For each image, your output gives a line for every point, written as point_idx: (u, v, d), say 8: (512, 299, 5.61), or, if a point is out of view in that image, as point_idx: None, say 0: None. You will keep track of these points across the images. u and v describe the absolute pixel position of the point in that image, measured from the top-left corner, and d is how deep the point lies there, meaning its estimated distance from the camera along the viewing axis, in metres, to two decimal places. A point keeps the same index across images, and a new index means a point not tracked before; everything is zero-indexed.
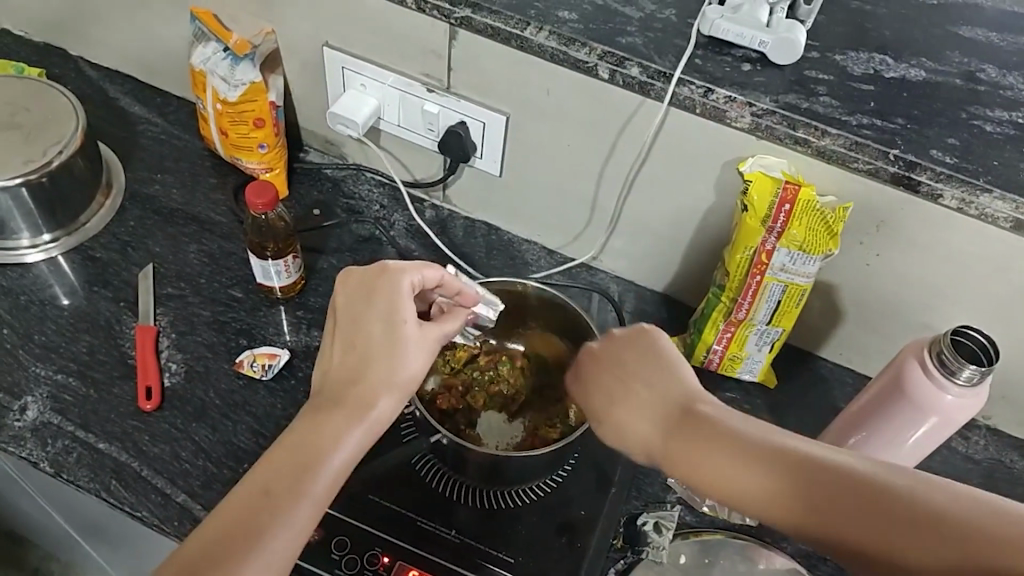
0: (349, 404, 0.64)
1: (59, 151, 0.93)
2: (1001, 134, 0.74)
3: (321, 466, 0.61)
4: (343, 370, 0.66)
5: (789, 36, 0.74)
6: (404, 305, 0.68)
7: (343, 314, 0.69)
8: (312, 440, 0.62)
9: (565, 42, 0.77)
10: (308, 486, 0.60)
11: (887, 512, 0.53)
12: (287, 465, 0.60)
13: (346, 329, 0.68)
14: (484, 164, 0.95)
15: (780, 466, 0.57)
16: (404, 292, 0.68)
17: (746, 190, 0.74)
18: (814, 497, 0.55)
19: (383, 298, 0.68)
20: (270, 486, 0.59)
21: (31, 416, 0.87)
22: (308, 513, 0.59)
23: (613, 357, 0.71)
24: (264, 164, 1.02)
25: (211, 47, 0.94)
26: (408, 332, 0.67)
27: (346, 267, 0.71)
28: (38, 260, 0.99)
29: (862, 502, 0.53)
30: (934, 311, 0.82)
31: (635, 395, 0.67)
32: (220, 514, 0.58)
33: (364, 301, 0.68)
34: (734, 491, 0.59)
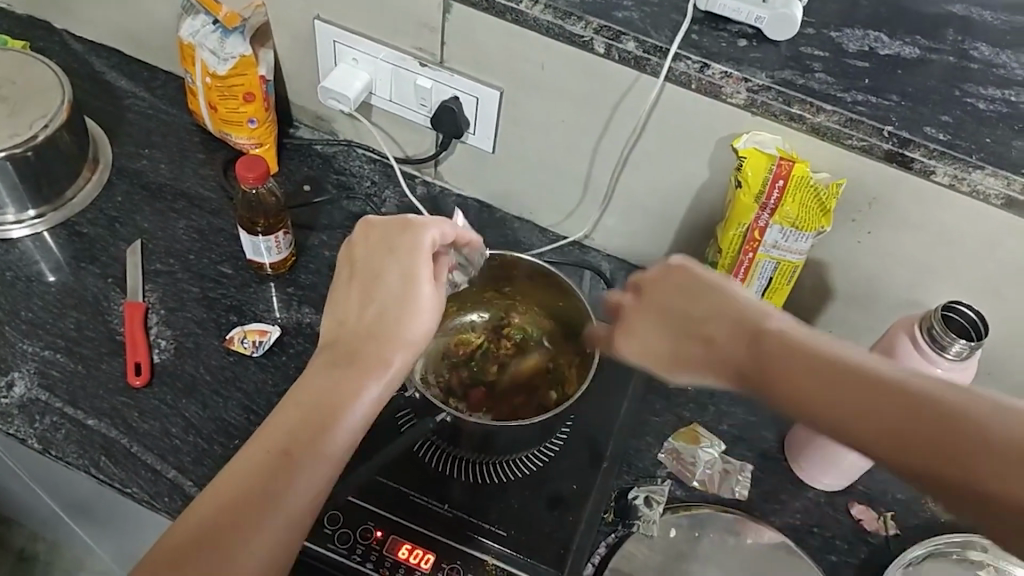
0: (366, 359, 0.64)
1: (45, 124, 0.92)
2: (993, 111, 0.74)
3: (337, 427, 0.60)
4: (359, 324, 0.66)
5: (785, 12, 0.74)
6: (422, 262, 0.68)
7: (361, 269, 0.68)
8: (329, 397, 0.61)
9: (560, 15, 0.77)
10: (324, 444, 0.59)
11: (913, 422, 0.49)
12: (302, 423, 0.60)
13: (363, 283, 0.67)
14: (477, 140, 0.95)
15: (903, 406, 0.50)
16: (421, 248, 0.68)
17: (740, 165, 0.74)
18: (914, 429, 0.49)
19: (404, 254, 0.68)
20: (287, 442, 0.59)
21: (19, 392, 0.86)
22: (324, 473, 0.59)
23: (664, 288, 0.65)
24: (254, 139, 1.01)
25: (200, 19, 0.93)
26: (425, 289, 0.67)
27: (365, 218, 0.70)
28: (24, 235, 0.98)
29: (994, 458, 0.46)
30: (923, 289, 0.83)
31: (708, 318, 0.61)
32: (229, 476, 0.58)
33: (385, 255, 0.68)
34: (841, 428, 0.52)
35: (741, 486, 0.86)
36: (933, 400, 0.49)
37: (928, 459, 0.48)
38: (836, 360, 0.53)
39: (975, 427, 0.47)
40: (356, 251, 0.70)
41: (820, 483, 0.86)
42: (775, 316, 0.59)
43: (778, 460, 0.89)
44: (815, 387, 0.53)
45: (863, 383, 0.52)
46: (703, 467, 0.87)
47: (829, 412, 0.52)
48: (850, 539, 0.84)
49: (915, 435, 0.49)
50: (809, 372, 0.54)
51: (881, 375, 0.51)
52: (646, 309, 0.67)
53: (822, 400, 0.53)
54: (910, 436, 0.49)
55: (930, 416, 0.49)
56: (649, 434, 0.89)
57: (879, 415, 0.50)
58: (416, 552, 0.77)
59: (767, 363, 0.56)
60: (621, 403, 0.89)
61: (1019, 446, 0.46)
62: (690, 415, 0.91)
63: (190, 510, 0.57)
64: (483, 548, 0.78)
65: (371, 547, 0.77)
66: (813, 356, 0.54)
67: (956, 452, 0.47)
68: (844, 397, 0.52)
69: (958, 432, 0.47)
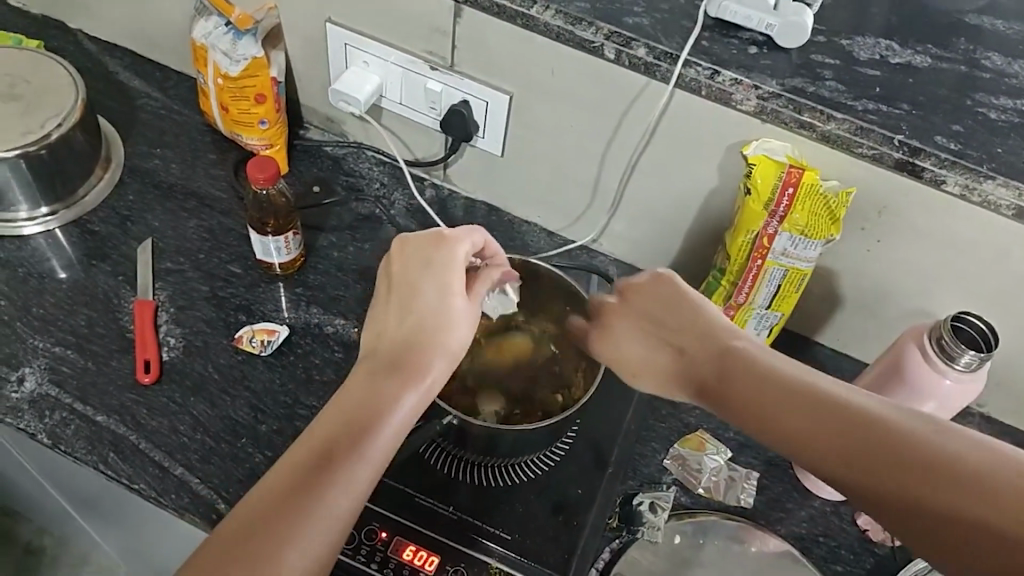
0: (406, 368, 0.64)
1: (59, 123, 0.93)
2: (1005, 121, 0.74)
3: (378, 432, 0.60)
4: (397, 335, 0.67)
5: (796, 20, 0.74)
6: (456, 275, 0.69)
7: (398, 282, 0.70)
8: (369, 403, 0.61)
9: (571, 21, 0.77)
10: (367, 447, 0.59)
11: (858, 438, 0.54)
12: (345, 424, 0.60)
13: (401, 294, 0.69)
14: (486, 144, 0.95)
15: (833, 418, 0.55)
16: (456, 261, 0.70)
17: (750, 173, 0.74)
18: (858, 444, 0.53)
19: (439, 267, 0.69)
20: (329, 438, 0.59)
21: (29, 388, 0.87)
22: (366, 477, 0.58)
23: (643, 299, 0.72)
24: (265, 140, 1.02)
25: (213, 20, 0.93)
26: (459, 302, 0.68)
27: (400, 235, 0.72)
28: (37, 232, 0.99)
29: (911, 470, 0.51)
30: (932, 298, 0.83)
31: (683, 335, 0.68)
32: (270, 482, 0.57)
33: (420, 268, 0.69)
34: (785, 440, 0.57)
35: (747, 494, 0.85)
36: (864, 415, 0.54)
37: (851, 469, 0.53)
38: (785, 377, 0.59)
39: (896, 439, 0.52)
40: (390, 268, 0.71)
41: (825, 492, 0.86)
42: (738, 337, 0.65)
43: (785, 468, 0.88)
44: (764, 400, 0.59)
45: (806, 397, 0.57)
46: (708, 474, 0.86)
47: (784, 428, 0.57)
48: (855, 549, 0.84)
49: (858, 455, 0.53)
50: (762, 388, 0.60)
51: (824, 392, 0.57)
52: (626, 323, 0.73)
53: (769, 411, 0.59)
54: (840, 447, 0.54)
55: (857, 427, 0.54)
56: (654, 440, 0.89)
57: (823, 429, 0.55)
58: (420, 554, 0.77)
59: (727, 377, 0.63)
60: (628, 409, 0.89)
61: (950, 468, 0.50)
62: (696, 422, 0.90)
63: (230, 518, 0.55)
64: (488, 551, 0.78)
65: (376, 548, 0.77)
66: (766, 374, 0.61)
67: (876, 462, 0.52)
68: (790, 412, 0.57)
69: (884, 441, 0.52)
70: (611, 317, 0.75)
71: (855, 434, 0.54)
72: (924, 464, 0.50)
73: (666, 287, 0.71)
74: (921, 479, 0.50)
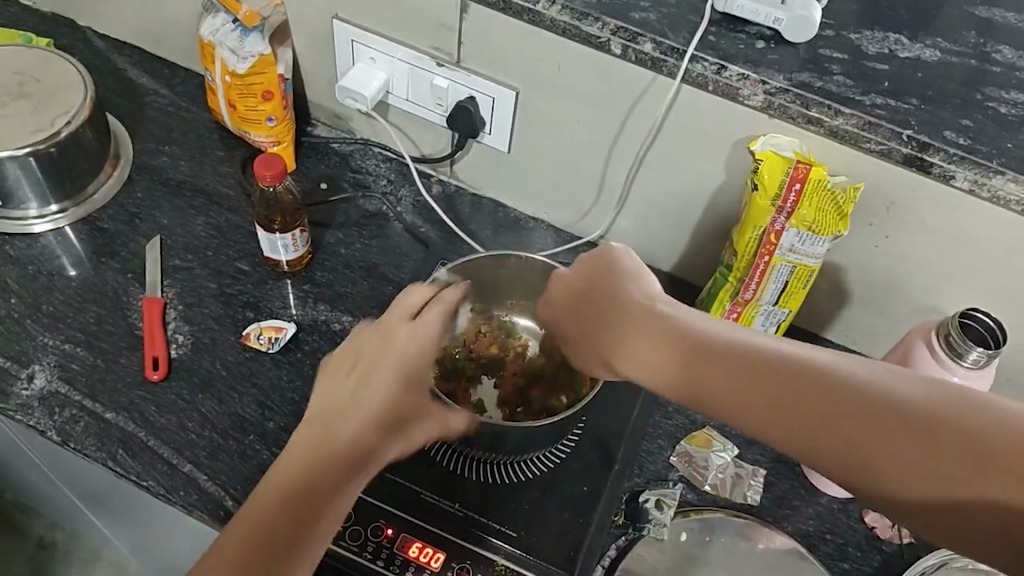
0: (352, 442, 0.71)
1: (68, 121, 0.93)
2: (1015, 115, 0.73)
3: (322, 508, 0.68)
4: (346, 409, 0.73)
5: (805, 13, 0.73)
6: (408, 357, 0.77)
7: (357, 362, 0.77)
8: (314, 479, 0.69)
9: (577, 16, 0.77)
10: (311, 525, 0.67)
11: (827, 403, 0.56)
12: (291, 497, 0.68)
13: (366, 370, 0.76)
14: (493, 140, 0.95)
15: (815, 387, 0.57)
16: (424, 337, 0.79)
17: (757, 168, 0.74)
18: (828, 407, 0.56)
19: (391, 349, 0.77)
20: (288, 502, 0.67)
21: (39, 385, 0.87)
22: (312, 547, 0.67)
23: (606, 281, 0.73)
24: (272, 137, 1.02)
25: (220, 18, 0.94)
26: (405, 384, 0.75)
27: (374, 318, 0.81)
28: (46, 230, 1.00)
29: (892, 429, 0.53)
30: (942, 295, 0.82)
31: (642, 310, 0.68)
32: (226, 550, 0.66)
33: (377, 350, 0.77)
34: (763, 410, 0.58)
35: (753, 491, 0.85)
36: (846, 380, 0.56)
37: (835, 435, 0.55)
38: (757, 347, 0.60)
39: (879, 401, 0.54)
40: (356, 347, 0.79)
41: (833, 489, 0.85)
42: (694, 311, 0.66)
43: (792, 465, 0.88)
44: (738, 372, 0.60)
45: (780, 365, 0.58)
46: (715, 471, 0.86)
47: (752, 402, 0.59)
48: (863, 546, 0.83)
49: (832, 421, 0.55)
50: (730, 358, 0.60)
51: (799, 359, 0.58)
52: (582, 305, 0.74)
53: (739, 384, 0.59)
54: (825, 417, 0.56)
55: (837, 392, 0.56)
56: (661, 437, 0.88)
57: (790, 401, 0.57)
58: (425, 551, 0.77)
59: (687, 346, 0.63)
60: (634, 405, 0.89)
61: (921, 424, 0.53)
62: (702, 418, 0.90)
63: None
64: (495, 549, 0.78)
65: (382, 545, 0.77)
66: (724, 344, 0.61)
67: (862, 428, 0.54)
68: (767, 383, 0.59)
69: (865, 404, 0.54)
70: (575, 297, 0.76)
71: (824, 400, 0.56)
72: (900, 415, 0.53)
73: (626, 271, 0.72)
74: (893, 433, 0.53)
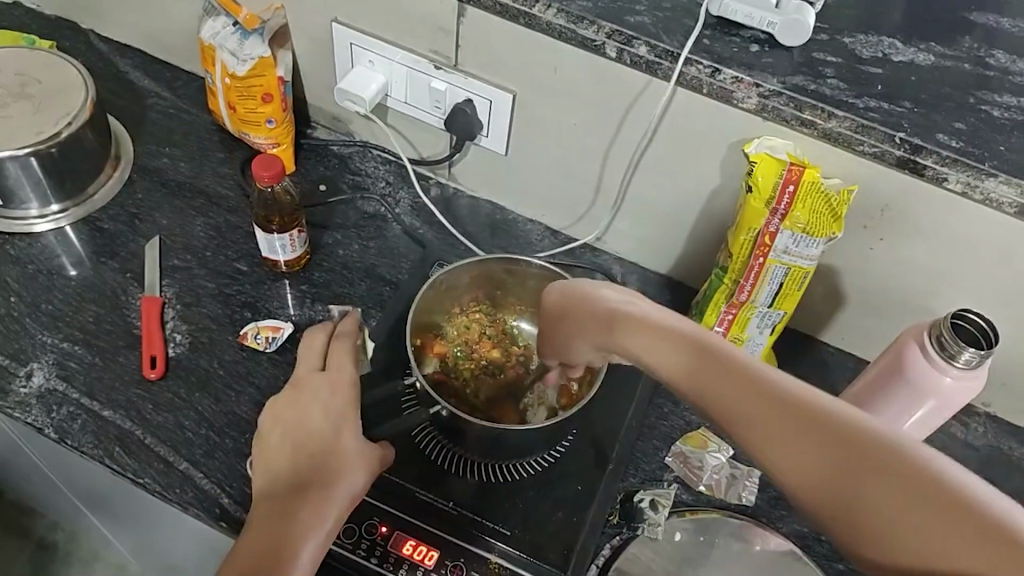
0: (309, 485, 0.71)
1: (69, 122, 0.94)
2: (1008, 119, 0.73)
3: (295, 551, 0.67)
4: (292, 462, 0.72)
5: (798, 18, 0.74)
6: (328, 398, 0.75)
7: (288, 417, 0.75)
8: (279, 533, 0.68)
9: (573, 20, 0.77)
10: (288, 567, 0.66)
11: (814, 439, 0.48)
12: (263, 550, 0.67)
13: (291, 428, 0.75)
14: (490, 142, 0.95)
15: (828, 444, 0.48)
16: (345, 374, 0.77)
17: (751, 171, 0.74)
18: (812, 448, 0.48)
19: (316, 394, 0.76)
20: (256, 556, 0.67)
21: (37, 383, 0.88)
22: None
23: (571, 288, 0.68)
24: (271, 139, 1.02)
25: (221, 20, 0.95)
26: (338, 422, 0.74)
27: (294, 370, 0.79)
28: (47, 230, 1.00)
29: (878, 480, 0.46)
30: (936, 297, 0.83)
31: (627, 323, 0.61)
32: None
33: (302, 400, 0.76)
34: (760, 454, 0.51)
35: (748, 492, 0.85)
36: (852, 435, 0.47)
37: (822, 492, 0.48)
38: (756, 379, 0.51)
39: (870, 443, 0.47)
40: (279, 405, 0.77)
41: None
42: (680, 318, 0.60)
43: None
44: (728, 405, 0.52)
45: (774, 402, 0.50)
46: (710, 472, 0.86)
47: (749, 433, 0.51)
48: None
49: (821, 468, 0.48)
50: (716, 383, 0.53)
51: (802, 402, 0.49)
52: (562, 311, 0.68)
53: (723, 415, 0.52)
54: (834, 480, 0.47)
55: (825, 427, 0.48)
56: (656, 438, 0.89)
57: (777, 433, 0.50)
58: (420, 548, 0.77)
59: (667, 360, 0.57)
60: (629, 406, 0.89)
61: (926, 496, 0.44)
62: (698, 420, 0.90)
63: None
64: (489, 547, 0.79)
65: (376, 543, 0.77)
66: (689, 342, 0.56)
67: (850, 473, 0.47)
68: (761, 425, 0.50)
69: (870, 466, 0.46)
70: (550, 308, 0.71)
71: (807, 436, 0.48)
72: (883, 467, 0.46)
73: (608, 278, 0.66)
74: (869, 478, 0.46)
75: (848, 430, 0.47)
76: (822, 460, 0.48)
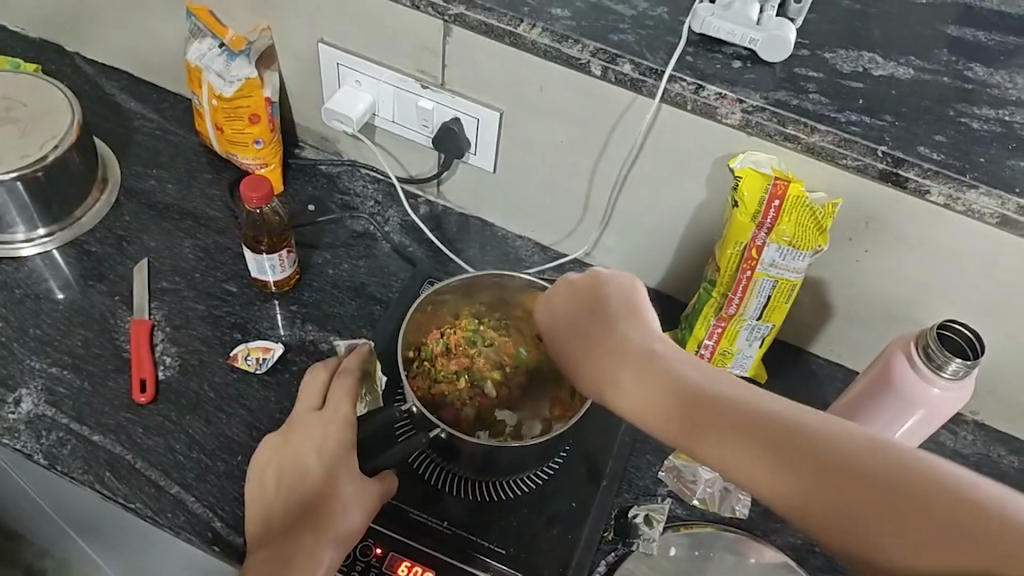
0: (305, 528, 0.73)
1: (55, 145, 0.94)
2: (988, 131, 0.75)
3: None
4: (289, 503, 0.75)
5: (779, 34, 0.75)
6: (322, 437, 0.77)
7: (286, 455, 0.77)
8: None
9: (557, 39, 0.78)
10: None
11: (792, 458, 0.53)
12: None
13: (287, 468, 0.77)
14: (478, 160, 0.96)
15: (802, 461, 0.52)
16: (339, 411, 0.78)
17: (737, 186, 0.75)
18: (791, 464, 0.53)
19: (311, 434, 0.77)
20: None
21: (25, 409, 0.87)
22: None
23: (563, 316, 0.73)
24: (260, 160, 1.03)
25: (207, 42, 0.95)
26: (332, 463, 0.75)
27: (294, 407, 0.81)
28: (34, 254, 1.00)
29: (853, 488, 0.50)
30: (922, 306, 0.83)
31: (624, 351, 0.65)
32: None
33: (297, 440, 0.78)
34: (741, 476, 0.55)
35: (742, 504, 0.85)
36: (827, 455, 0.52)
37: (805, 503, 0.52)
38: (743, 408, 0.56)
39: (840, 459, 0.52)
40: (278, 443, 0.79)
41: None
42: (671, 347, 0.64)
43: None
44: (712, 433, 0.57)
45: (762, 429, 0.55)
46: (703, 486, 0.86)
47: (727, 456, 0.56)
48: None
49: (799, 481, 0.52)
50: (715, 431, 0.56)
51: (786, 427, 0.54)
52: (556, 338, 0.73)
53: (714, 447, 0.56)
54: (813, 493, 0.52)
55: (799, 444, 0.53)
56: (648, 452, 0.89)
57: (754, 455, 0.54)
58: (415, 570, 0.77)
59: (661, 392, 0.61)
60: (621, 421, 0.89)
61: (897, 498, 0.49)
62: None
63: None
64: (485, 567, 0.79)
65: (371, 564, 0.77)
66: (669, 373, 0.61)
67: (825, 486, 0.51)
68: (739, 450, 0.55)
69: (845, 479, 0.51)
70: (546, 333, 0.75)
71: (782, 456, 0.53)
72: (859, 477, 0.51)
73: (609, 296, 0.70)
74: (844, 487, 0.51)
75: (820, 446, 0.53)
76: (798, 474, 0.52)
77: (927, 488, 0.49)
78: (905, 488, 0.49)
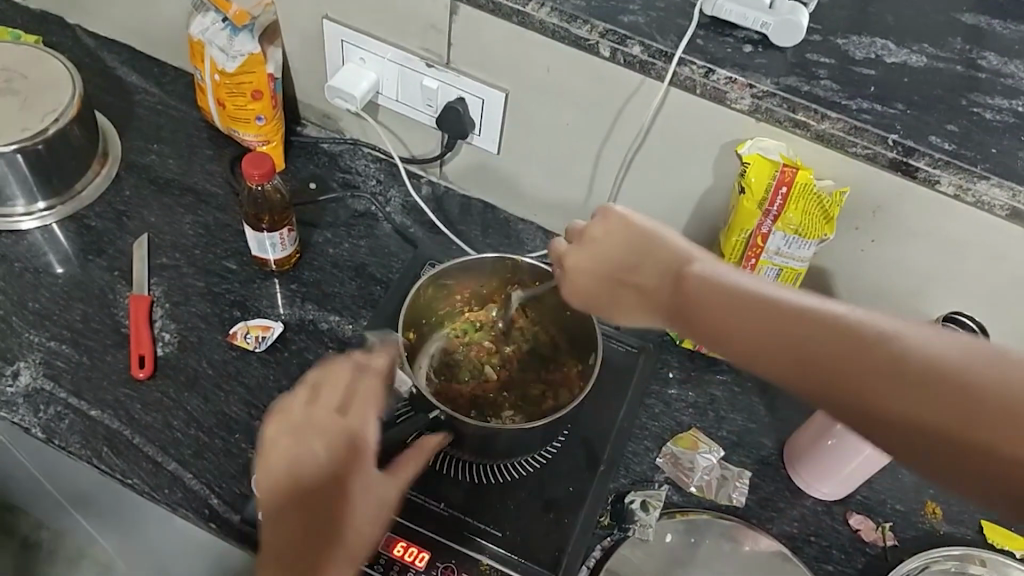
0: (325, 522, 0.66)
1: (55, 119, 0.92)
2: (1000, 122, 0.74)
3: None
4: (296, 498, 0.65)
5: (791, 18, 0.73)
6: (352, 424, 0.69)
7: (298, 443, 0.67)
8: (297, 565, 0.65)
9: (566, 18, 0.77)
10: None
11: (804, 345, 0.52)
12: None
13: (295, 459, 0.66)
14: (482, 141, 0.95)
15: (812, 345, 0.52)
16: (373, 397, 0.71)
17: (744, 172, 0.74)
18: (803, 343, 0.52)
19: (334, 421, 0.69)
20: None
21: (24, 382, 0.87)
22: None
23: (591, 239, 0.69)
24: (261, 137, 1.02)
25: (210, 16, 0.93)
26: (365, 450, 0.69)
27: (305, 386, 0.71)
28: (34, 227, 0.99)
29: (863, 362, 0.49)
30: (926, 297, 0.83)
31: (644, 278, 0.64)
32: None
33: (315, 427, 0.68)
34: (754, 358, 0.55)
35: (738, 492, 0.85)
36: (841, 333, 0.51)
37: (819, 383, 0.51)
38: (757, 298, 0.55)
39: (857, 339, 0.50)
40: (287, 426, 0.68)
41: (818, 491, 0.86)
42: (702, 261, 0.61)
43: (777, 467, 0.88)
44: (727, 323, 0.56)
45: (794, 323, 0.53)
46: (700, 473, 0.86)
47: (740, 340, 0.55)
48: (847, 548, 0.83)
49: (812, 357, 0.52)
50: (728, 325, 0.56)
51: (800, 308, 0.53)
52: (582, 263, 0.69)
53: (732, 324, 0.56)
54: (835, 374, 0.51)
55: (808, 328, 0.52)
56: (646, 439, 0.88)
57: (767, 338, 0.54)
58: (411, 550, 0.77)
59: (688, 303, 0.59)
60: (620, 406, 0.89)
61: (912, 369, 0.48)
62: (688, 420, 0.90)
63: None
64: (480, 549, 0.78)
65: None
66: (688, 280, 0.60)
67: (842, 368, 0.50)
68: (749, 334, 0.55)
69: (854, 357, 0.50)
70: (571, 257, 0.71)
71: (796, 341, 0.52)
72: (873, 355, 0.49)
73: (617, 219, 0.67)
74: (857, 366, 0.50)
75: (829, 331, 0.51)
76: (805, 356, 0.52)
77: (988, 389, 0.45)
78: (938, 381, 0.47)
